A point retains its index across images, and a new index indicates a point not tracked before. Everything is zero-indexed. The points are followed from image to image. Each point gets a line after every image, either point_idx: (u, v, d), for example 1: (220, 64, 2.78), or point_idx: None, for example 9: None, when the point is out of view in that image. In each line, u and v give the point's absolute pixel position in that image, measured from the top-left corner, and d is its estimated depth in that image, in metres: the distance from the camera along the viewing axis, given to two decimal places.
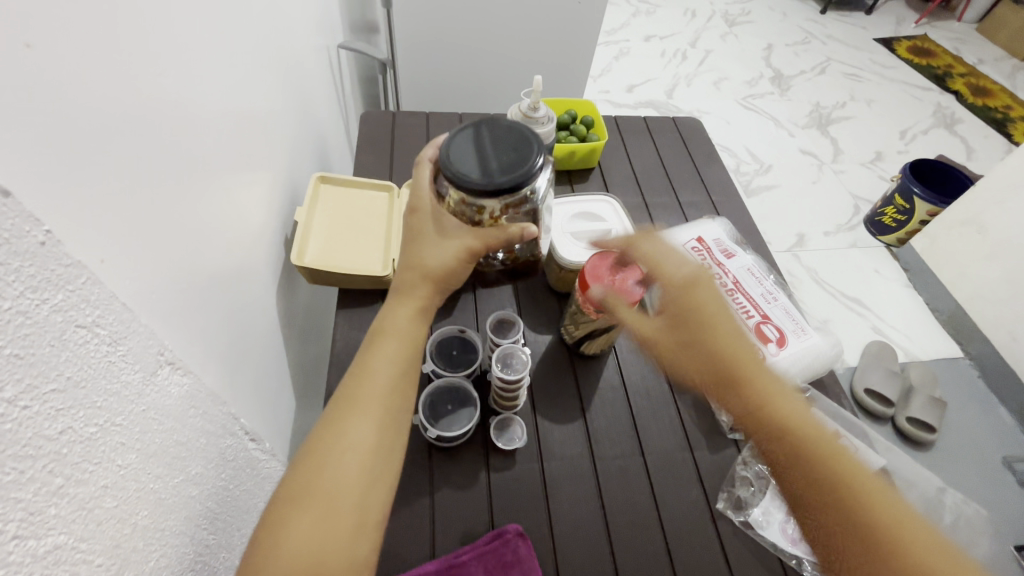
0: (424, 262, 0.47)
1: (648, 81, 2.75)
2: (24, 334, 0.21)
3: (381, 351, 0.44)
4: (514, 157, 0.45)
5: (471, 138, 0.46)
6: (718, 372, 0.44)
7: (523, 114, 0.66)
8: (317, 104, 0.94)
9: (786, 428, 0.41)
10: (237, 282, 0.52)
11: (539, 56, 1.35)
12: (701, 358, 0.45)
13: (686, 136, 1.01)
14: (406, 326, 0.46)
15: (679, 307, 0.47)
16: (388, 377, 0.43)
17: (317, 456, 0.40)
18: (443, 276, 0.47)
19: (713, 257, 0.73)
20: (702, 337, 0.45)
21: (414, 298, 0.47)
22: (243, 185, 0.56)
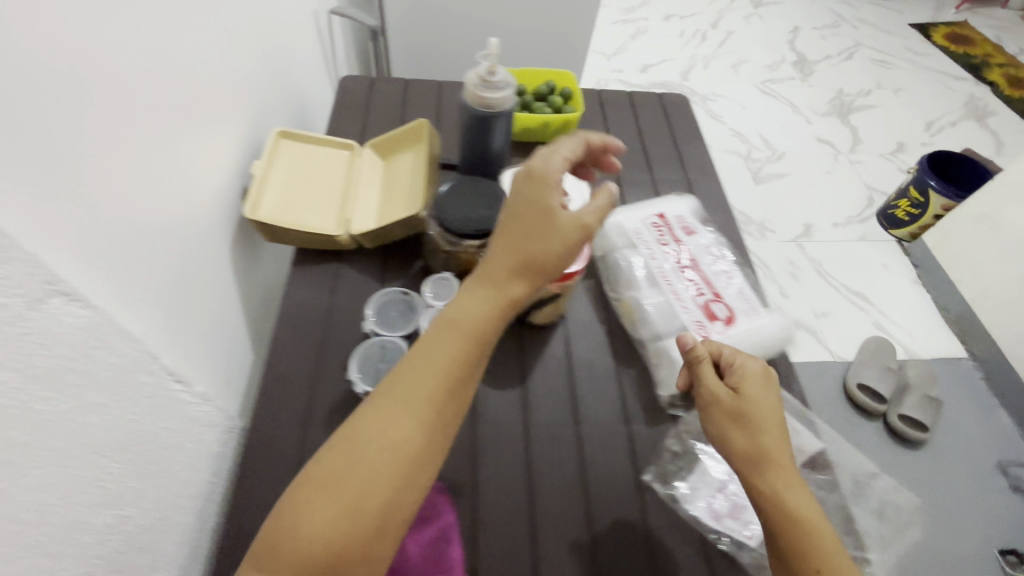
0: (531, 252, 0.49)
1: (663, 63, 2.67)
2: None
3: (440, 344, 0.46)
4: (485, 217, 0.60)
5: (464, 191, 0.61)
6: (758, 446, 0.49)
7: (481, 79, 0.65)
8: (298, 67, 0.94)
9: (792, 520, 0.46)
10: (184, 231, 0.54)
11: (537, 31, 1.33)
12: (751, 429, 0.49)
13: (671, 114, 0.98)
14: (478, 317, 0.47)
15: (749, 392, 0.51)
16: (440, 381, 0.45)
17: (356, 443, 0.43)
18: (553, 260, 0.50)
19: (672, 233, 0.72)
20: (759, 420, 0.50)
21: (498, 296, 0.49)
22: (202, 140, 0.57)
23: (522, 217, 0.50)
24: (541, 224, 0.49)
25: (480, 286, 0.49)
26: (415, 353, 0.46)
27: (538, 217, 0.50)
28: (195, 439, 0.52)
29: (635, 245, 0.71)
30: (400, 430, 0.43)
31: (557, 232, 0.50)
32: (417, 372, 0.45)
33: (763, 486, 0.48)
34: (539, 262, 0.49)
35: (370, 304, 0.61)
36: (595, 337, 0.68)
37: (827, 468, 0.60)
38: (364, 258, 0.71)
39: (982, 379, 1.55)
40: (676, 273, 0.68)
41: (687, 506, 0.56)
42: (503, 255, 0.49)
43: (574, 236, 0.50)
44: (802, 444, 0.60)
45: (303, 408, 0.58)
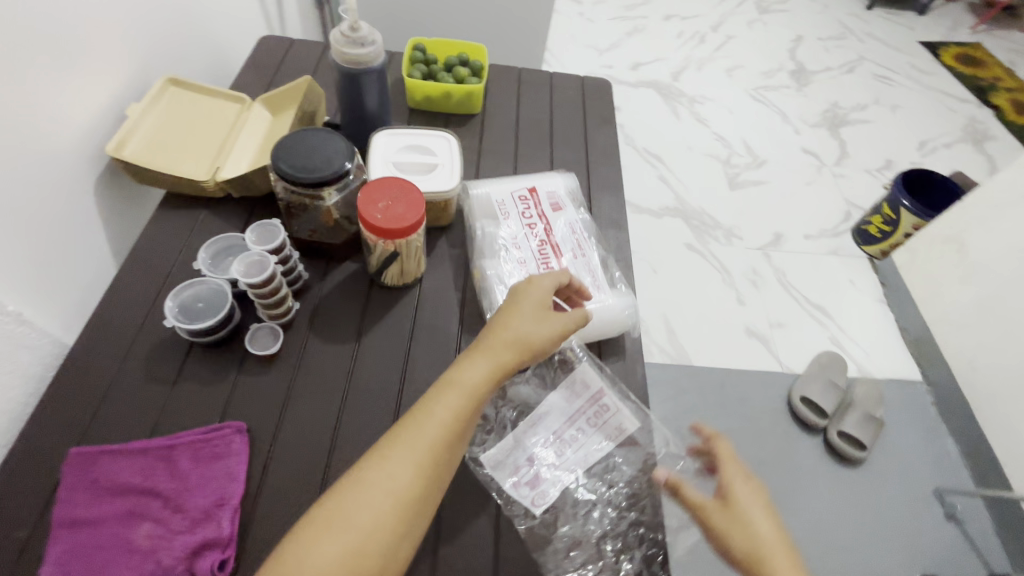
0: (529, 331, 0.54)
1: (656, 62, 2.60)
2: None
3: (442, 402, 0.49)
4: (325, 162, 0.60)
5: (300, 144, 0.61)
6: (754, 556, 0.47)
7: (345, 35, 0.65)
8: (223, 22, 0.95)
9: None
10: (10, 150, 0.55)
11: (491, 9, 1.33)
12: (741, 539, 0.48)
13: (589, 97, 0.97)
14: (477, 378, 0.51)
15: (733, 495, 0.50)
16: (441, 439, 0.47)
17: (360, 485, 0.44)
18: (544, 345, 0.55)
19: (538, 208, 0.72)
20: (751, 526, 0.48)
21: (498, 366, 0.52)
22: (42, 65, 0.57)
23: (521, 305, 0.56)
24: (537, 314, 0.55)
25: (483, 355, 0.52)
26: (418, 412, 0.49)
27: (537, 307, 0.56)
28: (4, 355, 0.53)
29: (496, 215, 0.71)
30: (404, 479, 0.45)
31: (550, 321, 0.56)
32: (422, 424, 0.48)
33: None
34: (530, 345, 0.54)
35: (207, 248, 0.62)
36: (447, 305, 0.68)
37: (645, 447, 0.60)
38: (233, 208, 0.72)
39: (934, 404, 1.49)
40: (530, 247, 0.69)
41: (490, 472, 0.56)
42: (503, 329, 0.54)
43: (563, 329, 0.56)
44: (621, 424, 0.60)
45: (129, 343, 0.59)
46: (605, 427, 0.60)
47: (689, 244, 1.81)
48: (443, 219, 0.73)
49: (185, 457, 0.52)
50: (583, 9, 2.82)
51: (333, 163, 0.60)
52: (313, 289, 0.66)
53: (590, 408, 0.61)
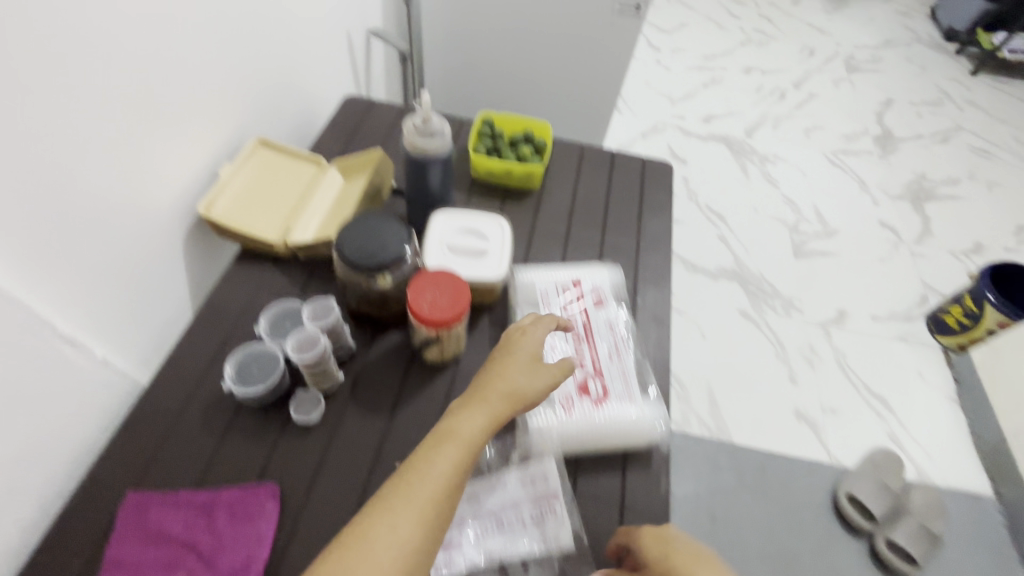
0: (520, 380, 0.57)
1: (729, 116, 2.49)
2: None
3: (443, 454, 0.50)
4: (383, 248, 0.65)
5: (363, 229, 0.66)
6: None
7: (416, 127, 0.70)
8: (311, 81, 1.03)
9: None
10: (113, 214, 0.62)
11: (566, 63, 1.39)
12: None
13: (647, 181, 0.97)
14: (474, 428, 0.53)
15: None
16: (444, 490, 0.49)
17: (364, 537, 0.45)
18: (534, 392, 0.58)
19: (579, 302, 0.74)
20: None
21: (492, 414, 0.54)
22: (146, 137, 0.65)
23: (512, 356, 0.59)
24: (526, 363, 0.59)
25: (479, 405, 0.54)
26: (417, 462, 0.50)
27: (525, 357, 0.59)
28: (83, 399, 0.59)
29: (538, 305, 0.73)
30: (407, 529, 0.46)
31: (541, 372, 0.59)
32: (422, 474, 0.49)
33: None
34: (523, 395, 0.57)
35: (268, 311, 0.68)
36: None
37: (574, 571, 0.57)
38: (298, 267, 0.77)
39: (1002, 524, 1.37)
40: (567, 342, 0.70)
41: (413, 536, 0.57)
42: (496, 379, 0.57)
43: (551, 376, 0.59)
44: (559, 535, 0.58)
45: (189, 392, 0.64)
46: (542, 530, 0.58)
47: (743, 310, 1.75)
48: (490, 299, 0.75)
49: (223, 516, 0.56)
50: (659, 55, 2.75)
51: (391, 251, 0.65)
52: (358, 357, 0.69)
53: (534, 506, 0.59)
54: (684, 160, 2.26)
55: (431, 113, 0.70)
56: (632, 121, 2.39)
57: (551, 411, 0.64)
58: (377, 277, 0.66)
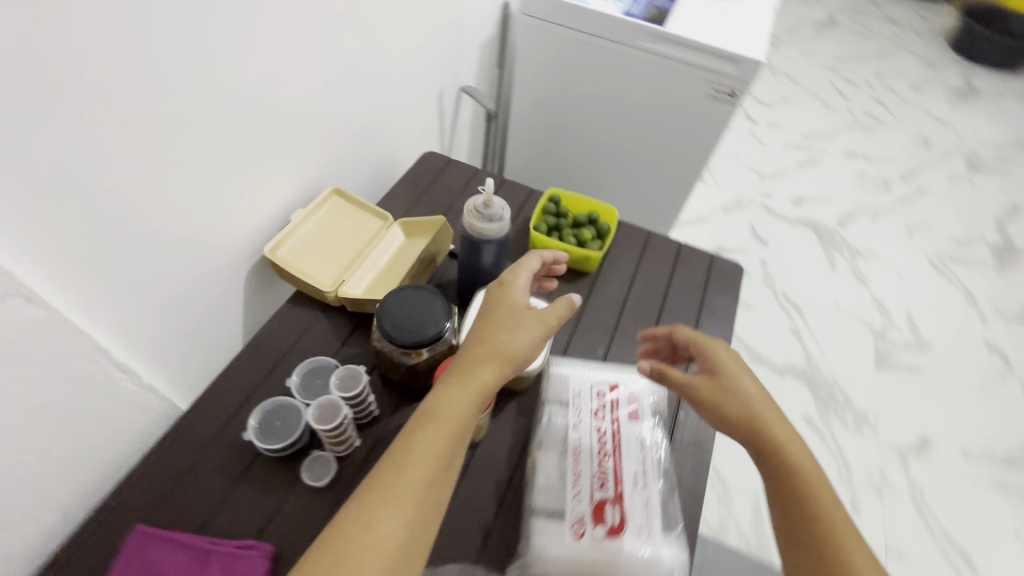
0: (508, 344, 0.54)
1: (823, 200, 2.33)
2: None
3: (427, 437, 0.48)
4: (421, 326, 0.64)
5: (406, 303, 0.66)
6: (750, 419, 0.55)
7: (476, 208, 0.70)
8: (393, 133, 1.07)
9: (791, 458, 0.53)
10: (187, 250, 0.67)
11: (650, 137, 1.36)
12: (737, 402, 0.56)
13: (712, 282, 0.92)
14: (461, 408, 0.50)
15: (721, 368, 0.59)
16: (432, 472, 0.47)
17: (348, 538, 0.43)
18: (525, 352, 0.55)
19: (613, 410, 0.69)
20: (739, 391, 0.57)
21: (479, 387, 0.51)
22: (227, 185, 0.70)
23: (497, 322, 0.56)
24: (511, 325, 0.55)
25: (464, 382, 0.52)
26: (400, 450, 0.47)
27: (511, 319, 0.56)
28: (123, 423, 0.63)
29: (566, 404, 0.70)
30: (392, 524, 0.44)
31: (529, 328, 0.56)
32: (404, 467, 0.46)
33: (770, 444, 0.54)
34: (512, 355, 0.54)
35: (303, 365, 0.70)
36: (491, 480, 0.66)
37: None
38: (343, 317, 0.79)
39: None
40: (590, 453, 0.65)
41: None
42: (483, 347, 0.54)
43: (539, 330, 0.56)
44: None
45: (217, 430, 0.67)
46: None
47: (807, 417, 1.60)
48: (521, 385, 0.73)
49: (214, 569, 0.56)
50: (754, 127, 2.64)
51: (428, 330, 0.64)
52: (380, 423, 0.69)
53: None
54: (765, 241, 2.12)
55: (493, 196, 0.71)
56: (715, 192, 2.29)
57: (559, 531, 0.59)
58: (411, 352, 0.65)
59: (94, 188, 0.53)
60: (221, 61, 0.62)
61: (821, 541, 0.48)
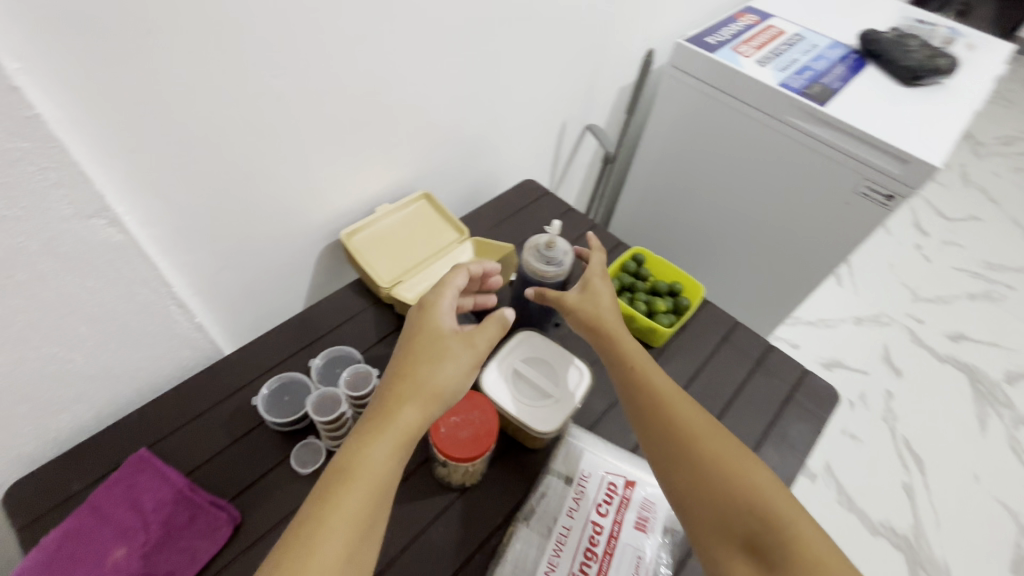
0: (435, 381, 0.53)
1: (992, 345, 1.91)
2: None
3: (348, 494, 0.45)
4: None
5: None
6: (594, 324, 0.65)
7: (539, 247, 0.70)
8: (501, 154, 1.08)
9: (619, 347, 0.63)
10: (270, 214, 0.72)
11: (777, 220, 1.22)
12: (588, 312, 0.66)
13: (794, 401, 0.78)
14: (384, 459, 0.48)
15: (589, 285, 0.69)
16: (353, 534, 0.44)
17: None
18: (452, 387, 0.54)
19: (619, 510, 0.60)
20: (595, 300, 0.67)
21: (403, 433, 0.50)
22: (321, 166, 0.75)
23: (420, 359, 0.55)
24: (437, 360, 0.54)
25: (385, 430, 0.50)
26: (316, 511, 0.45)
27: (436, 354, 0.55)
28: (165, 352, 0.68)
29: (569, 482, 0.62)
30: None
31: (454, 359, 0.55)
32: (320, 532, 0.43)
33: (609, 343, 0.63)
34: (438, 391, 0.53)
35: (330, 351, 0.72)
36: (467, 537, 0.60)
37: None
38: (389, 316, 0.80)
39: None
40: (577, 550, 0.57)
41: None
42: (406, 387, 0.53)
43: (466, 361, 0.56)
44: None
45: (239, 386, 0.70)
46: None
47: None
48: (534, 444, 0.65)
49: (183, 514, 0.58)
50: (922, 240, 2.26)
51: None
52: None
53: None
54: (899, 371, 1.79)
55: (558, 238, 0.70)
56: (851, 300, 1.98)
57: None
58: None
59: (200, 141, 0.59)
60: (347, 54, 0.66)
61: (652, 411, 0.57)
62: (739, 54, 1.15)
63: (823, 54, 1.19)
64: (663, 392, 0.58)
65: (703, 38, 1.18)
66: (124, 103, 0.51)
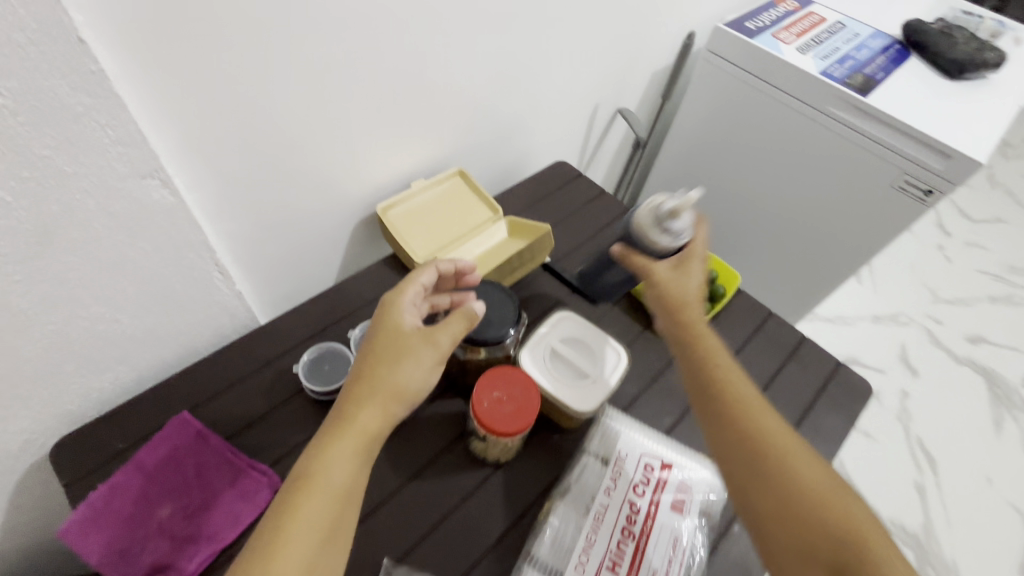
0: (397, 383, 0.53)
1: (1011, 349, 1.89)
2: (27, 80, 0.39)
3: (310, 498, 0.46)
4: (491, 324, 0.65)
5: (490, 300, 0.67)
6: (681, 309, 0.64)
7: (660, 215, 0.68)
8: (534, 134, 1.07)
9: (700, 344, 0.61)
10: (310, 185, 0.72)
11: (808, 212, 1.20)
12: (678, 293, 0.66)
13: (826, 393, 0.78)
14: (346, 463, 0.48)
15: (685, 264, 0.68)
16: (315, 543, 0.45)
17: None
18: (415, 385, 0.54)
19: (656, 491, 0.60)
20: (687, 284, 0.67)
21: (364, 436, 0.50)
22: (360, 138, 0.74)
23: (380, 360, 0.54)
24: (398, 362, 0.54)
25: (343, 437, 0.49)
26: (280, 516, 0.45)
27: (395, 355, 0.54)
28: (204, 318, 0.68)
29: (606, 463, 0.62)
30: None
31: (416, 358, 0.55)
32: (286, 537, 0.44)
33: (692, 337, 0.62)
34: (400, 391, 0.53)
35: (368, 323, 0.72)
36: (504, 510, 0.61)
37: None
38: None
39: None
40: (614, 530, 0.57)
41: None
42: (367, 391, 0.52)
43: (429, 360, 0.55)
44: None
45: (277, 354, 0.71)
46: None
47: None
48: (568, 424, 0.66)
49: (225, 479, 0.59)
50: (945, 241, 2.23)
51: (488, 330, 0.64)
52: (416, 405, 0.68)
53: None
54: (915, 371, 1.77)
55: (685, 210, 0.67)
56: (869, 298, 1.97)
57: None
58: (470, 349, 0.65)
59: (249, 107, 0.58)
60: (396, 24, 0.65)
61: (733, 411, 0.55)
62: (780, 40, 1.13)
63: (866, 44, 1.16)
64: (746, 395, 0.56)
65: (743, 23, 1.16)
66: (180, 63, 0.50)
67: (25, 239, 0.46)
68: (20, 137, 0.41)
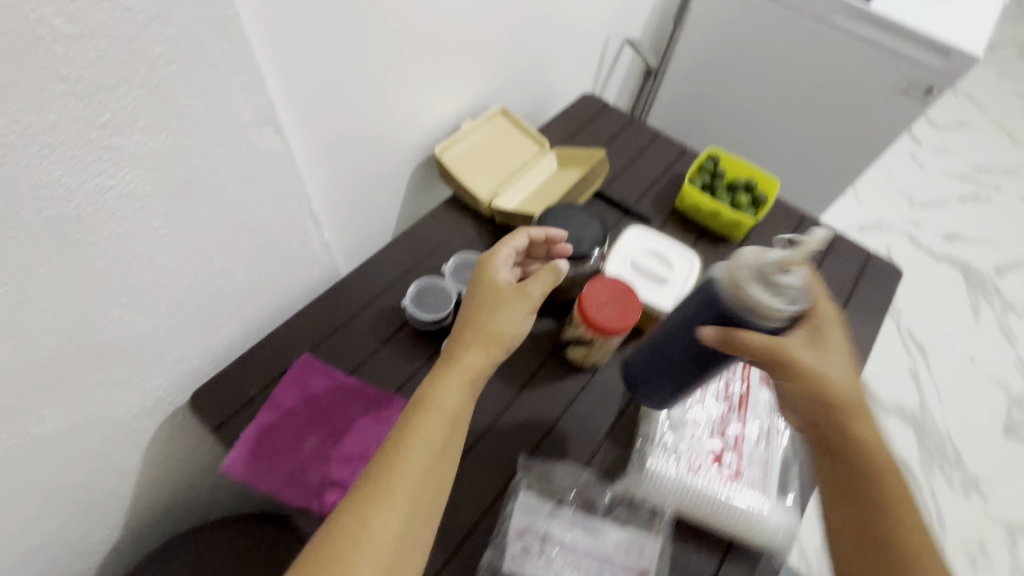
0: (495, 329, 0.56)
1: (981, 241, 2.06)
2: (180, 25, 0.41)
3: (423, 423, 0.50)
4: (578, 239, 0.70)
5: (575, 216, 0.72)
6: (827, 401, 0.51)
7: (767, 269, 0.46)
8: (556, 69, 1.09)
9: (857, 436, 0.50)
10: (379, 130, 0.73)
11: (815, 123, 1.27)
12: (820, 383, 0.50)
13: (862, 279, 0.87)
14: (454, 398, 0.52)
15: (821, 338, 0.51)
16: (428, 461, 0.48)
17: (342, 538, 0.44)
18: (510, 335, 0.57)
19: (744, 370, 0.69)
20: (829, 370, 0.51)
21: (469, 373, 0.54)
22: (420, 80, 0.75)
23: (481, 307, 0.58)
24: (496, 310, 0.57)
25: (453, 369, 0.53)
26: (396, 440, 0.49)
27: (493, 304, 0.57)
28: (299, 269, 0.71)
29: None
30: (389, 523, 0.45)
31: (511, 307, 0.57)
32: (400, 458, 0.48)
33: (837, 431, 0.51)
34: (498, 337, 0.56)
35: (454, 258, 0.76)
36: (609, 405, 0.68)
37: None
38: (490, 227, 0.84)
39: None
40: (716, 403, 0.66)
41: (509, 512, 0.60)
42: (470, 335, 0.56)
43: (523, 309, 0.58)
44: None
45: (369, 297, 0.74)
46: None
47: (906, 464, 1.48)
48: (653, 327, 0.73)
49: (359, 409, 0.64)
50: (916, 149, 2.35)
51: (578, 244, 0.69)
52: None
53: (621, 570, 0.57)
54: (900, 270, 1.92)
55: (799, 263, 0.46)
56: (854, 209, 2.08)
57: (672, 462, 0.61)
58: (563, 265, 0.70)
59: (333, 49, 0.59)
60: None
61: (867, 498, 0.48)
62: None
63: None
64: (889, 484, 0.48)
65: None
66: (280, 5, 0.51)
67: (169, 190, 0.48)
68: (172, 84, 0.43)
